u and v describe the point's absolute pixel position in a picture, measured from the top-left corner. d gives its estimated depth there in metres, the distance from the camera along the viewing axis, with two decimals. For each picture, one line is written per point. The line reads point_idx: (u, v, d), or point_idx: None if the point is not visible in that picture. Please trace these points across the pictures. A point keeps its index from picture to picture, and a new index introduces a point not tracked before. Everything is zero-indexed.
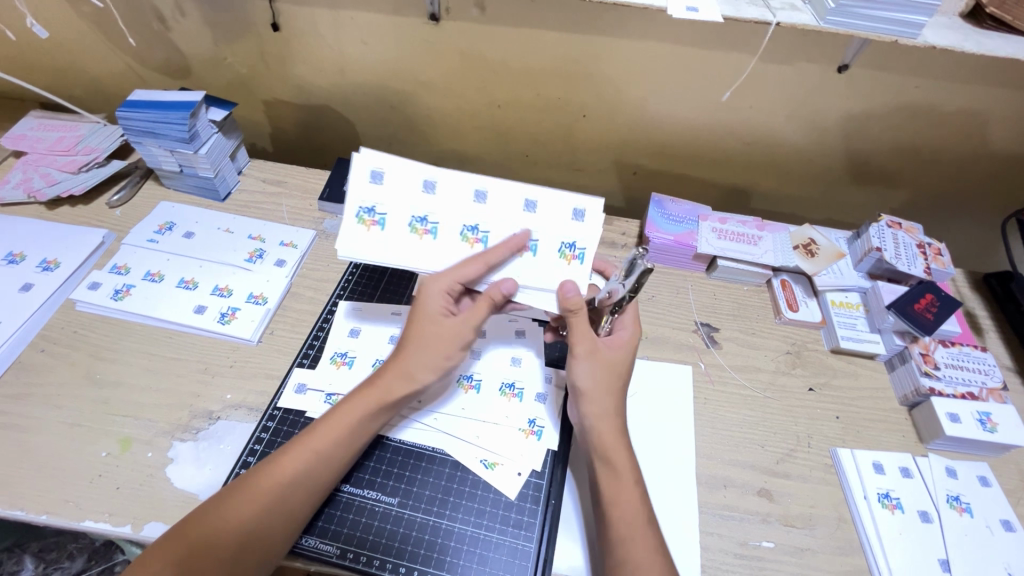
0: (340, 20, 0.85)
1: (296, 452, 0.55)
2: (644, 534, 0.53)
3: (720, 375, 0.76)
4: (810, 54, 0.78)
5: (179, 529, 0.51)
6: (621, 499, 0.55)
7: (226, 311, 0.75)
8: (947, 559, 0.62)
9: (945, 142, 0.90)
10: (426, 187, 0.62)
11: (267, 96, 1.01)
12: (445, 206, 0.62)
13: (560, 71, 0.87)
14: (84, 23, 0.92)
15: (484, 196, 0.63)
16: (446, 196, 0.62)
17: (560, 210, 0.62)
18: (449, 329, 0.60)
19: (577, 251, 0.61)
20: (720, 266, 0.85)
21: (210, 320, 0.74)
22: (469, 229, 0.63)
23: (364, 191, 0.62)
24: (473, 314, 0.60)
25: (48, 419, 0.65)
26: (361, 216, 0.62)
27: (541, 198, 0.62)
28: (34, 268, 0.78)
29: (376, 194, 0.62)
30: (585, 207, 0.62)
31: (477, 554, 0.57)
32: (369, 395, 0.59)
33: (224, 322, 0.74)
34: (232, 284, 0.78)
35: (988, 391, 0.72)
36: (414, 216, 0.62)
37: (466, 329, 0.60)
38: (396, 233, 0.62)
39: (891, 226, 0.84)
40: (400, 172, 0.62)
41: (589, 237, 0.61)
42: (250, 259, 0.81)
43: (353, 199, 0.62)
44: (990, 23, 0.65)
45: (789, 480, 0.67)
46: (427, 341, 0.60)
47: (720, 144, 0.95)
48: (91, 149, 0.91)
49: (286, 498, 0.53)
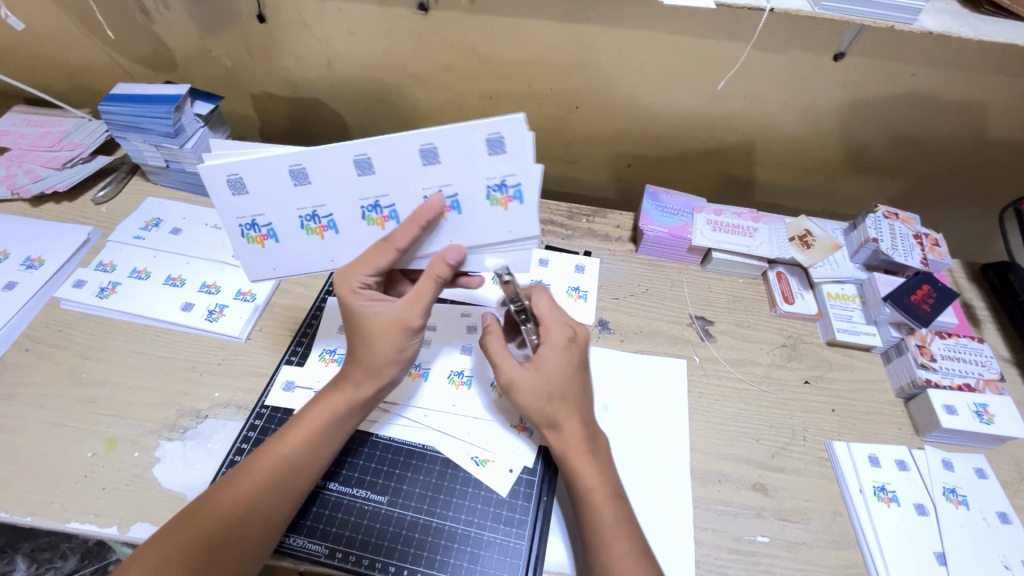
0: (326, 10, 0.84)
1: (269, 457, 0.54)
2: (620, 532, 0.53)
3: (715, 369, 0.75)
4: (805, 42, 0.77)
5: (162, 534, 0.50)
6: (592, 502, 0.54)
7: (213, 308, 0.74)
8: (943, 552, 0.61)
9: (942, 130, 0.89)
10: (296, 179, 0.55)
11: (255, 89, 0.99)
12: (328, 193, 0.55)
13: (551, 61, 0.86)
14: (67, 16, 0.91)
15: (364, 168, 0.54)
16: (325, 179, 0.55)
17: (469, 143, 0.52)
18: (394, 320, 0.55)
19: (510, 190, 0.55)
20: (715, 259, 0.84)
21: (198, 317, 0.73)
22: (370, 208, 0.57)
23: (234, 208, 0.56)
24: (418, 298, 0.55)
25: (32, 420, 0.64)
26: (249, 233, 0.58)
27: (441, 141, 0.52)
28: (19, 267, 0.77)
29: (244, 207, 0.56)
30: (501, 131, 0.51)
31: (467, 552, 0.56)
32: (338, 398, 0.58)
33: (212, 320, 0.73)
34: (219, 281, 0.77)
35: (985, 382, 0.72)
36: (302, 215, 0.57)
37: (411, 316, 0.55)
38: (295, 238, 0.59)
39: (888, 217, 0.83)
40: (258, 172, 0.54)
41: (518, 166, 0.54)
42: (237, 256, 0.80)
43: (230, 220, 0.57)
44: (988, 8, 0.64)
45: (784, 474, 0.67)
46: (375, 336, 0.56)
47: (715, 134, 0.94)
48: (76, 144, 0.89)
49: (259, 502, 0.52)
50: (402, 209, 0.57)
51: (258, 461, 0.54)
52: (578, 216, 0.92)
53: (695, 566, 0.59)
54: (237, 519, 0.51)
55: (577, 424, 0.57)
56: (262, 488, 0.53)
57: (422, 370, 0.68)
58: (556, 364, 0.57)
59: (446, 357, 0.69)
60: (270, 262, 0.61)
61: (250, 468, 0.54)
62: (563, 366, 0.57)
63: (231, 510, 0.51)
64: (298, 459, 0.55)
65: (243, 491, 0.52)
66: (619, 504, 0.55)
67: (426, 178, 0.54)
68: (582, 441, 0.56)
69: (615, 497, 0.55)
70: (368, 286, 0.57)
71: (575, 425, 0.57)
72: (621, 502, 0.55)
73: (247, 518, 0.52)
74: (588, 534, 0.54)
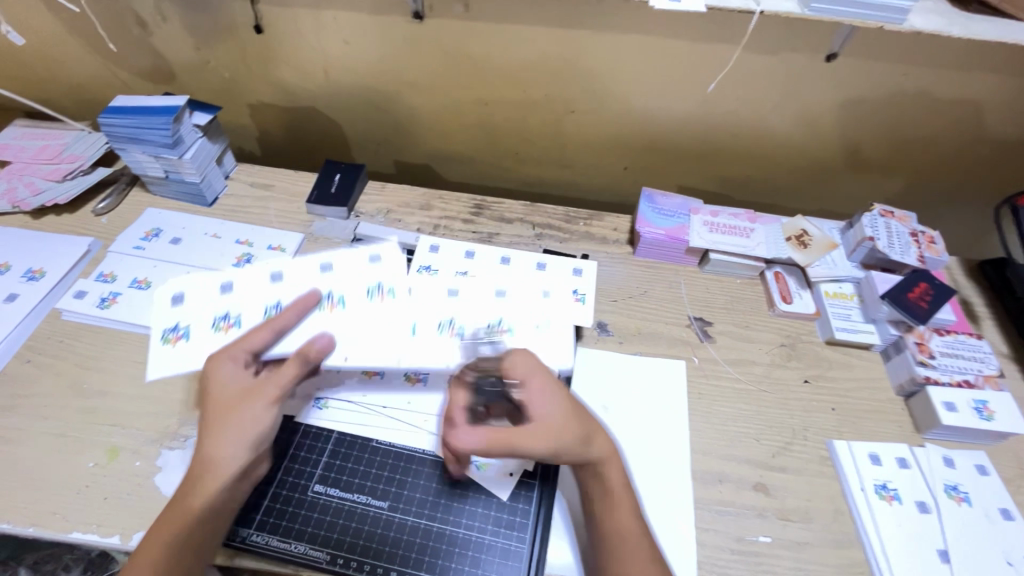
0: (321, 21, 0.85)
1: (202, 455, 0.55)
2: (637, 541, 0.54)
3: (715, 369, 0.76)
4: (796, 43, 0.78)
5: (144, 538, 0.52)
6: (613, 517, 0.55)
7: (173, 329, 0.65)
8: (946, 549, 0.61)
9: (936, 128, 0.89)
10: (323, 272, 0.69)
11: (253, 99, 1.00)
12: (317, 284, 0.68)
13: (545, 67, 0.87)
14: (66, 31, 0.92)
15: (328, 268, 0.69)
16: (345, 276, 0.69)
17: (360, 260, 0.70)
18: (251, 386, 0.58)
19: (387, 288, 0.68)
20: (712, 259, 0.84)
21: (156, 331, 0.65)
22: (376, 289, 0.68)
23: (267, 292, 0.68)
24: (239, 367, 0.59)
25: (33, 430, 0.64)
26: (217, 325, 0.66)
27: (337, 262, 0.70)
28: (20, 279, 0.77)
29: (273, 292, 0.68)
30: (381, 251, 0.71)
31: (469, 557, 0.57)
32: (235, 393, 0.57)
33: (161, 340, 0.64)
34: (194, 308, 0.67)
35: (984, 378, 0.72)
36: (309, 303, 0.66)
37: (269, 386, 0.58)
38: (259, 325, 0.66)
39: (884, 215, 0.84)
40: (292, 272, 0.69)
41: (394, 273, 0.69)
42: (225, 287, 0.68)
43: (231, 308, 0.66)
44: (976, 7, 0.65)
45: (785, 474, 0.67)
46: (224, 408, 0.56)
47: (710, 136, 0.94)
48: (76, 157, 0.90)
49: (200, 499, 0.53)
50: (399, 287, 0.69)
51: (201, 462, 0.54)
52: (575, 219, 0.93)
53: (697, 567, 0.59)
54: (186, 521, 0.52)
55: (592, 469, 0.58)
56: (217, 484, 0.54)
57: (433, 376, 0.68)
58: (546, 394, 0.58)
59: None
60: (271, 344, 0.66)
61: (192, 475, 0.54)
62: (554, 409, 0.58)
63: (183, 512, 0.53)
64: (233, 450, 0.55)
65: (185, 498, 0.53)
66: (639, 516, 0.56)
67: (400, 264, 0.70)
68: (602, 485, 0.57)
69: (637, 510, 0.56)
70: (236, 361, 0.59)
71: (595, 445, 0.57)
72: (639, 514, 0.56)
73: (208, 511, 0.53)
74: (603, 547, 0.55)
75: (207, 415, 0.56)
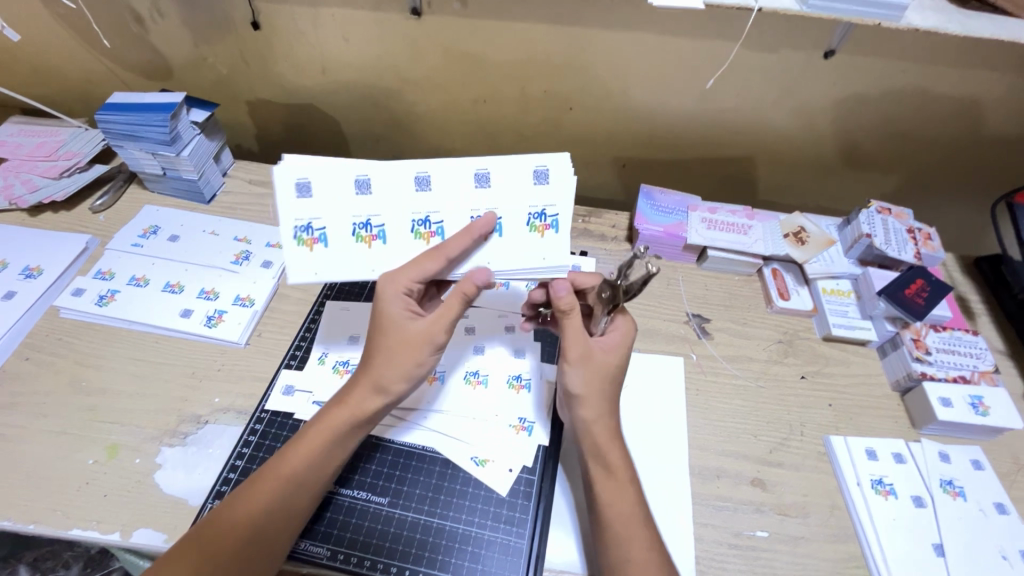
0: (319, 17, 0.84)
1: (292, 455, 0.55)
2: (639, 535, 0.53)
3: (713, 366, 0.76)
4: (794, 40, 0.78)
5: (189, 540, 0.50)
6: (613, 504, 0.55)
7: (307, 231, 0.56)
8: (941, 543, 0.62)
9: (933, 126, 0.89)
10: (478, 181, 0.57)
11: (251, 96, 1.00)
12: (388, 203, 0.56)
13: (545, 64, 0.86)
14: (62, 27, 0.91)
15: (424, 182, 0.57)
16: (505, 183, 0.57)
17: (520, 173, 0.57)
18: (424, 332, 0.56)
19: (548, 218, 0.57)
20: (710, 256, 0.84)
21: (287, 225, 0.56)
22: (536, 215, 0.57)
23: (412, 201, 0.57)
24: (444, 314, 0.56)
25: (33, 428, 0.64)
26: (300, 237, 0.56)
27: (494, 167, 0.57)
28: (17, 276, 0.77)
29: (367, 206, 0.56)
30: (547, 165, 0.57)
31: (468, 552, 0.57)
32: (341, 413, 0.56)
33: (296, 241, 0.56)
34: (323, 206, 0.56)
35: (980, 374, 0.72)
36: (356, 223, 0.57)
37: (438, 330, 0.56)
38: (399, 241, 0.58)
39: (881, 212, 0.84)
40: (444, 170, 0.57)
41: (560, 200, 0.57)
42: (300, 187, 0.55)
43: (286, 221, 0.56)
44: (974, 4, 0.66)
45: (782, 469, 0.67)
46: (398, 347, 0.56)
47: (708, 132, 0.95)
48: (73, 153, 0.90)
49: (282, 498, 0.53)
50: (565, 220, 0.58)
51: (279, 464, 0.54)
52: (574, 216, 0.93)
53: (695, 561, 0.60)
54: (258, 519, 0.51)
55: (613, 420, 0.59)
56: (300, 487, 0.54)
57: (438, 373, 0.68)
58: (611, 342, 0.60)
59: (458, 358, 0.70)
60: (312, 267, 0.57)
61: (272, 471, 0.54)
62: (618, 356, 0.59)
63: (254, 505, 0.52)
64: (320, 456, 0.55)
65: (259, 497, 0.52)
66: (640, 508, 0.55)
67: (567, 196, 0.57)
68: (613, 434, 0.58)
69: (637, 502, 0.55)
70: (409, 292, 0.56)
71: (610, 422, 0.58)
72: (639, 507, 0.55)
73: (267, 522, 0.52)
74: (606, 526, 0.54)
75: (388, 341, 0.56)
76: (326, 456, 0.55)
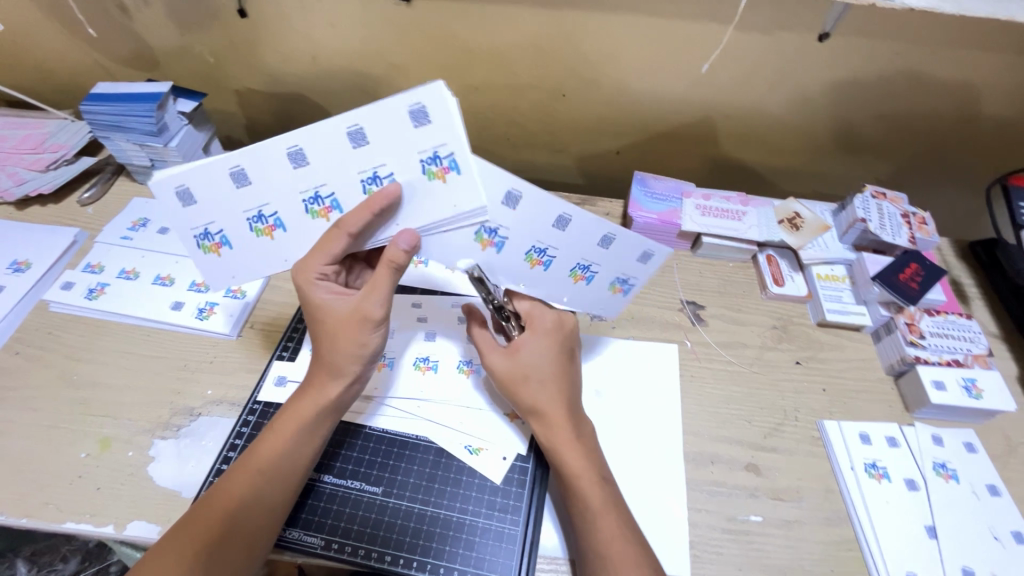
0: (307, 4, 0.83)
1: (266, 448, 0.55)
2: (613, 514, 0.53)
3: (708, 352, 0.76)
4: (790, 23, 0.76)
5: (172, 534, 0.50)
6: (579, 485, 0.55)
7: (208, 238, 0.57)
8: (934, 525, 0.62)
9: (928, 109, 0.89)
10: (354, 140, 0.51)
11: (239, 85, 0.99)
12: (269, 191, 0.54)
13: (536, 50, 0.85)
14: (44, 16, 0.89)
15: (298, 160, 0.52)
16: (385, 136, 0.51)
17: (390, 116, 0.50)
18: (354, 310, 0.54)
19: (445, 160, 0.52)
20: (705, 243, 0.84)
21: (187, 237, 0.56)
22: (429, 160, 0.52)
23: (294, 182, 0.53)
24: (375, 286, 0.53)
25: (24, 422, 0.64)
26: (202, 244, 0.57)
27: (369, 121, 0.50)
28: (5, 271, 0.76)
29: (249, 198, 0.54)
30: (421, 102, 0.49)
31: (463, 539, 0.57)
32: (307, 407, 0.56)
33: (204, 249, 0.58)
34: (213, 210, 0.55)
35: (973, 357, 0.72)
36: (249, 218, 0.56)
37: (369, 306, 0.54)
38: (301, 226, 0.56)
39: (875, 196, 0.83)
40: (316, 141, 0.51)
41: (449, 137, 0.51)
42: (183, 196, 0.54)
43: (182, 231, 0.56)
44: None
45: (776, 454, 0.67)
46: (337, 331, 0.55)
47: (702, 117, 0.94)
48: (59, 146, 0.88)
49: (259, 491, 0.53)
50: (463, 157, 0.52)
51: (251, 456, 0.55)
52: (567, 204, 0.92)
53: (689, 546, 0.60)
54: (237, 513, 0.51)
55: (560, 407, 0.57)
56: (270, 482, 0.53)
57: (432, 363, 0.68)
58: (534, 347, 0.59)
59: (450, 350, 0.69)
60: (228, 270, 0.60)
61: (246, 463, 0.54)
62: (542, 351, 0.59)
63: (233, 498, 0.52)
64: (290, 450, 0.55)
65: (237, 490, 0.52)
66: (607, 487, 0.55)
67: (648, 273, 0.62)
68: (567, 425, 0.57)
69: (602, 480, 0.56)
70: (326, 276, 0.56)
71: (557, 408, 0.57)
72: (608, 485, 0.56)
73: (243, 513, 0.51)
74: (579, 520, 0.54)
75: (326, 330, 0.55)
76: (297, 449, 0.55)
